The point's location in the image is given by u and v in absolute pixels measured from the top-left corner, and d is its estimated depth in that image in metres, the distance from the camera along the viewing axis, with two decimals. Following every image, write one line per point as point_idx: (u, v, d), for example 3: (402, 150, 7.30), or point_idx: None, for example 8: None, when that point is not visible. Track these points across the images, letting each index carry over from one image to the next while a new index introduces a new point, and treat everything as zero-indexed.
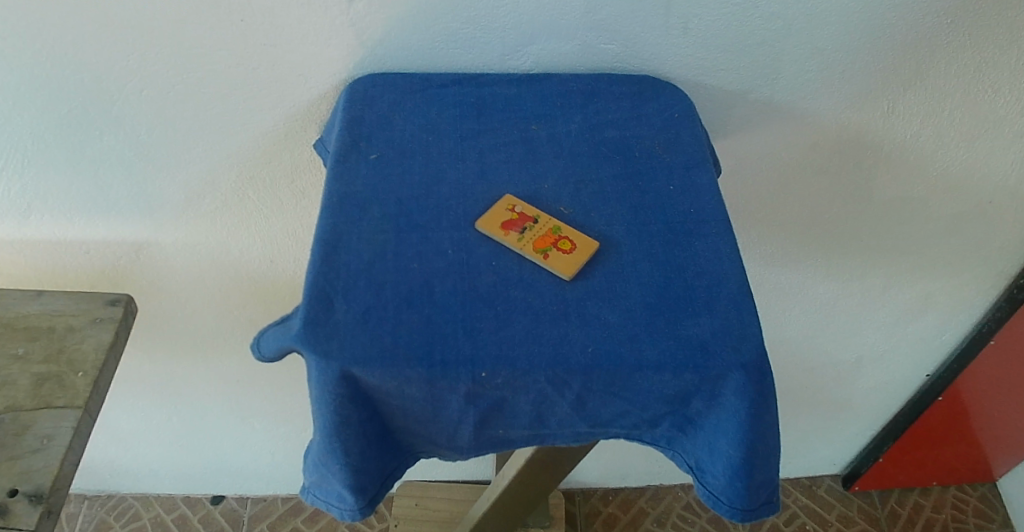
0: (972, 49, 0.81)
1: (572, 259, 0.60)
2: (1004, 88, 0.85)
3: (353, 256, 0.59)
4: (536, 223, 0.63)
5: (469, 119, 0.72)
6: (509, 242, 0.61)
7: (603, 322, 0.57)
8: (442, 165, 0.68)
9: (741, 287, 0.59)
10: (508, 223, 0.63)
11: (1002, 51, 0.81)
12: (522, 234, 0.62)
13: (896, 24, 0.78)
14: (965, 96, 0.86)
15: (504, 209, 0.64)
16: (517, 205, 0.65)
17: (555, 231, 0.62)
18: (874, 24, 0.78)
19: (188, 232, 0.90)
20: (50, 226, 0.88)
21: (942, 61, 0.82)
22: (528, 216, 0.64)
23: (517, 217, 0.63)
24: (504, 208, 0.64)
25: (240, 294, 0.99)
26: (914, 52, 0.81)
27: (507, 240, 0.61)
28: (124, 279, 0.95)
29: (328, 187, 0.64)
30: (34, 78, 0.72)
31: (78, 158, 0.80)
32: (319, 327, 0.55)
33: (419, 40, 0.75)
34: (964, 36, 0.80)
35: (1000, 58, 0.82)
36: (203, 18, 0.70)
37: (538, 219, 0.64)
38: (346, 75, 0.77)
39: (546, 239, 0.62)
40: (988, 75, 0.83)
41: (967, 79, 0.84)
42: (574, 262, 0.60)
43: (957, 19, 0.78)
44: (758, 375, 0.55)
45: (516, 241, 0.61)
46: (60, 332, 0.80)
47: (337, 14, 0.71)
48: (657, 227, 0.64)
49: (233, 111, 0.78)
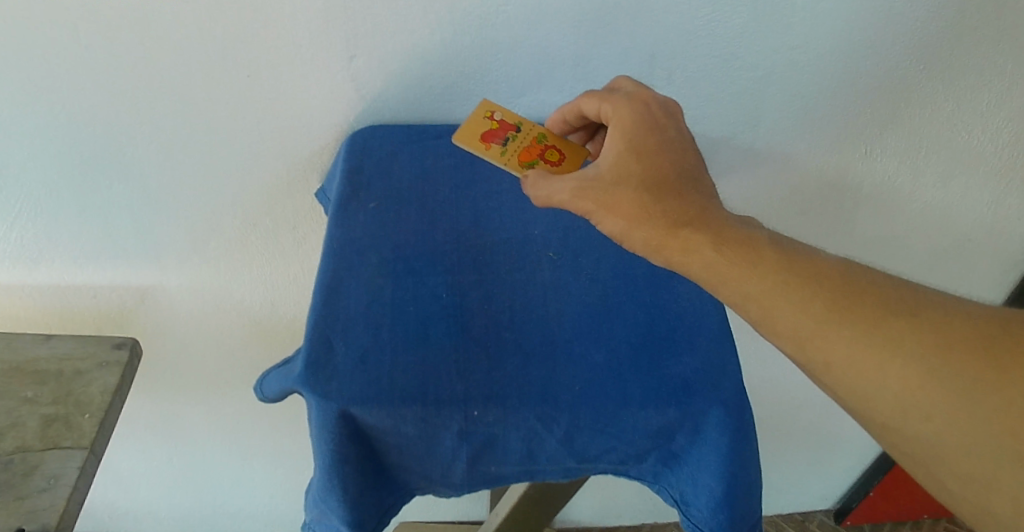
0: (944, 94, 0.85)
1: (563, 168, 0.68)
2: (977, 130, 0.89)
3: (352, 300, 0.62)
4: (518, 133, 0.71)
5: (463, 168, 0.76)
6: (493, 155, 0.69)
7: (589, 362, 0.61)
8: (438, 211, 0.71)
9: (722, 326, 0.65)
10: (489, 135, 0.70)
11: (973, 94, 0.86)
12: (504, 145, 0.69)
13: (866, 76, 0.83)
14: (939, 138, 0.90)
15: (483, 118, 0.72)
16: (496, 111, 0.73)
17: (538, 141, 0.70)
18: (848, 71, 0.83)
19: (192, 277, 0.94)
20: (60, 271, 0.90)
21: (918, 103, 0.86)
22: (508, 125, 0.72)
23: (497, 127, 0.71)
24: (483, 118, 0.72)
25: (240, 338, 1.02)
26: (887, 100, 0.86)
27: (491, 152, 0.69)
28: (129, 323, 0.97)
29: (329, 234, 0.68)
30: (52, 130, 0.76)
31: (89, 207, 0.84)
32: (319, 369, 0.58)
33: (417, 93, 0.79)
34: (937, 81, 0.84)
35: (966, 104, 0.86)
36: (212, 73, 0.74)
37: (520, 128, 0.71)
38: (347, 126, 0.81)
39: (532, 151, 0.69)
40: (962, 117, 0.88)
41: (934, 127, 0.89)
42: (565, 170, 0.68)
43: (929, 64, 0.83)
44: (737, 410, 0.60)
45: (499, 152, 0.69)
46: (68, 376, 0.82)
47: (338, 69, 0.75)
48: (643, 271, 0.68)
49: (238, 160, 0.82)
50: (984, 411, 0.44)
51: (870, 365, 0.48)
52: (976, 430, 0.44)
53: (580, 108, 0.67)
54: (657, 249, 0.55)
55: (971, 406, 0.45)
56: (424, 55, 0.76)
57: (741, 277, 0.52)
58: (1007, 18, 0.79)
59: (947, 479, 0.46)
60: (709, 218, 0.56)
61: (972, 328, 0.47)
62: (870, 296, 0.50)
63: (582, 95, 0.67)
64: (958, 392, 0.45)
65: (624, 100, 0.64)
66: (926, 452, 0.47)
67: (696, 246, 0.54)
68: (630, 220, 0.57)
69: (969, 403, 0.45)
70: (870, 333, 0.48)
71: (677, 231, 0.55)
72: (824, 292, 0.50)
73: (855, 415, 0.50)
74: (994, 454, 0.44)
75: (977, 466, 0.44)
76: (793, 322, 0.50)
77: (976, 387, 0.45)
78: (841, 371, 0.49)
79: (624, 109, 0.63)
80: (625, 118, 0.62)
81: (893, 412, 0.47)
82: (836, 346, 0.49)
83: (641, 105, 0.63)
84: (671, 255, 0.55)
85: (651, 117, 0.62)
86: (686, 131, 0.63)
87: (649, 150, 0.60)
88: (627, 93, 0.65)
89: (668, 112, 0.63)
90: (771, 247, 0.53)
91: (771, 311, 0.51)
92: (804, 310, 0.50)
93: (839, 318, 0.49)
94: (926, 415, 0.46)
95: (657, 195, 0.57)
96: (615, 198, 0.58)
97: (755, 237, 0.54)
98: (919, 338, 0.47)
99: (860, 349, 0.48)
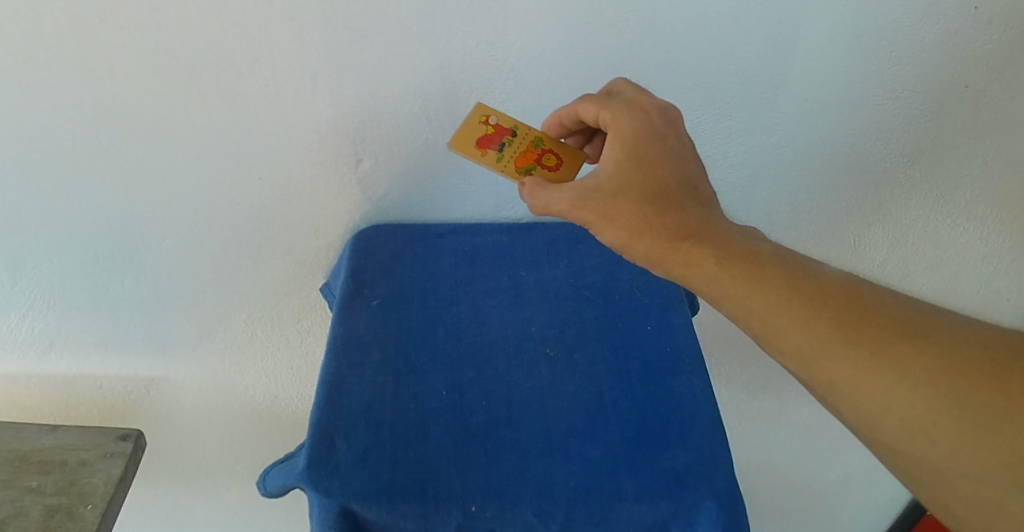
0: (928, 187, 0.91)
1: (559, 173, 0.69)
2: (962, 219, 0.94)
3: (354, 397, 0.65)
4: (514, 137, 0.71)
5: (464, 267, 0.80)
6: (490, 162, 0.69)
7: (584, 457, 0.63)
8: (439, 309, 0.75)
9: (714, 421, 0.66)
10: (486, 141, 0.71)
11: (956, 187, 0.91)
12: (500, 151, 0.70)
13: (851, 168, 0.89)
14: (925, 227, 0.95)
15: (479, 123, 0.72)
16: (492, 116, 0.73)
17: (535, 145, 0.71)
18: (834, 170, 0.89)
19: (198, 369, 0.96)
20: (68, 363, 0.92)
21: (902, 195, 0.92)
22: (503, 129, 0.72)
23: (493, 132, 0.71)
24: (479, 122, 0.72)
25: (244, 428, 1.03)
26: (873, 190, 0.91)
27: (487, 159, 0.70)
28: (134, 414, 0.99)
29: (334, 331, 0.71)
30: (66, 230, 0.79)
31: (99, 302, 0.87)
32: (322, 465, 0.59)
33: (419, 194, 0.83)
34: (921, 175, 0.90)
35: (952, 191, 0.91)
36: (225, 175, 0.77)
37: (515, 132, 0.72)
38: (353, 225, 0.85)
39: (528, 156, 0.70)
40: (947, 208, 0.93)
41: (923, 212, 0.93)
42: (561, 176, 0.69)
43: (912, 160, 0.88)
44: (731, 503, 0.60)
45: (496, 159, 0.70)
46: (72, 466, 0.84)
47: (345, 172, 0.80)
48: (636, 366, 0.70)
49: (247, 256, 0.85)
50: (987, 434, 0.47)
51: (876, 387, 0.50)
52: (979, 453, 0.47)
53: (577, 113, 0.68)
54: (657, 259, 0.59)
55: (975, 430, 0.47)
56: (427, 159, 0.80)
57: (745, 295, 0.55)
58: (982, 116, 0.84)
59: (948, 498, 0.49)
60: (711, 232, 0.59)
61: (973, 351, 0.50)
62: (874, 317, 0.52)
63: (580, 99, 0.68)
64: (956, 414, 0.48)
65: (623, 107, 0.65)
66: (931, 475, 0.49)
67: (697, 260, 0.57)
68: (629, 231, 0.60)
69: (967, 427, 0.48)
70: (874, 354, 0.51)
71: (679, 244, 0.58)
72: (828, 312, 0.53)
73: (860, 434, 0.52)
74: (997, 478, 0.46)
75: (974, 488, 0.47)
76: (799, 342, 0.53)
77: (977, 412, 0.48)
78: (847, 391, 0.51)
79: (624, 117, 0.64)
80: (625, 126, 0.63)
81: (897, 433, 0.50)
82: (841, 366, 0.51)
83: (641, 112, 0.64)
84: (673, 268, 0.58)
85: (651, 123, 0.64)
86: (686, 137, 0.64)
87: (648, 160, 0.62)
88: (627, 97, 0.66)
89: (668, 118, 0.64)
90: (775, 266, 0.56)
91: (778, 332, 0.53)
92: (809, 331, 0.52)
93: (844, 339, 0.52)
94: (931, 438, 0.48)
95: (657, 207, 0.60)
96: (613, 208, 0.60)
97: (758, 255, 0.57)
98: (921, 362, 0.50)
99: (865, 371, 0.50)
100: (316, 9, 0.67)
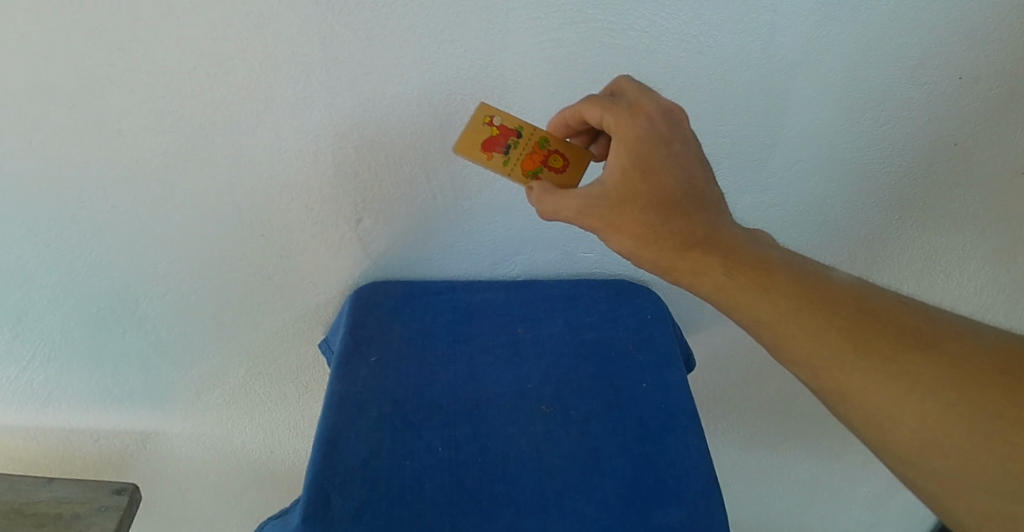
0: (920, 241, 0.94)
1: (566, 177, 0.70)
2: (955, 272, 0.98)
3: (350, 453, 0.66)
4: (520, 138, 0.70)
5: (462, 323, 0.81)
6: (495, 167, 0.70)
7: (580, 514, 0.64)
8: (436, 366, 0.76)
9: (709, 478, 0.66)
10: (491, 144, 0.70)
11: (947, 241, 0.95)
12: (506, 154, 0.70)
13: (846, 225, 0.92)
14: (918, 281, 0.98)
15: (483, 124, 0.70)
16: (495, 115, 0.71)
17: (541, 147, 0.70)
18: (828, 227, 0.91)
19: (195, 424, 0.96)
20: (64, 416, 0.92)
21: (897, 250, 0.95)
22: (509, 129, 0.70)
23: (498, 133, 0.70)
24: (483, 122, 0.70)
25: (242, 481, 1.04)
26: (871, 243, 0.94)
27: (493, 164, 0.70)
28: (129, 468, 0.98)
29: (332, 387, 0.72)
30: (67, 286, 0.80)
31: (99, 356, 0.87)
32: (316, 521, 0.60)
33: (417, 252, 0.85)
34: (913, 230, 0.93)
35: (946, 245, 0.95)
36: (228, 231, 0.79)
37: (521, 132, 0.70)
38: (353, 281, 0.86)
39: (534, 157, 0.70)
40: (939, 262, 0.97)
41: (920, 265, 0.97)
42: (567, 179, 0.70)
43: (906, 217, 0.92)
44: None
45: (502, 162, 0.70)
46: (65, 520, 0.84)
47: (346, 231, 0.81)
48: (632, 422, 0.71)
49: (247, 311, 0.87)
50: (995, 446, 0.49)
51: (885, 396, 0.52)
52: (986, 464, 0.49)
53: (581, 115, 0.66)
54: (667, 269, 0.61)
55: (984, 443, 0.49)
56: (425, 218, 0.82)
57: (756, 306, 0.57)
58: (973, 173, 0.88)
59: (957, 509, 0.51)
60: (721, 239, 0.60)
61: (981, 363, 0.52)
62: (882, 328, 0.55)
63: (585, 101, 0.66)
64: (965, 426, 0.50)
65: (625, 111, 0.63)
66: (940, 486, 0.51)
67: (708, 270, 0.59)
68: (637, 240, 0.61)
69: (975, 439, 0.50)
70: (884, 364, 0.53)
71: (687, 252, 0.60)
72: (839, 323, 0.55)
73: (869, 442, 0.54)
74: (1005, 490, 0.48)
75: (982, 498, 0.49)
76: (810, 351, 0.55)
77: (984, 425, 0.50)
78: (859, 400, 0.53)
79: (628, 121, 0.62)
80: (628, 132, 0.62)
81: (907, 443, 0.52)
82: (851, 376, 0.54)
83: (645, 116, 0.62)
84: (683, 277, 0.60)
85: (656, 127, 0.62)
86: (691, 138, 0.63)
87: (654, 167, 0.61)
88: (631, 99, 0.64)
89: (673, 119, 0.63)
90: (786, 275, 0.58)
91: (789, 341, 0.56)
92: (819, 341, 0.55)
93: (854, 350, 0.54)
94: (939, 449, 0.51)
95: (665, 215, 0.60)
96: (621, 217, 0.61)
97: (768, 265, 0.59)
98: (930, 373, 0.52)
99: (873, 380, 0.53)
100: (321, 75, 0.70)
